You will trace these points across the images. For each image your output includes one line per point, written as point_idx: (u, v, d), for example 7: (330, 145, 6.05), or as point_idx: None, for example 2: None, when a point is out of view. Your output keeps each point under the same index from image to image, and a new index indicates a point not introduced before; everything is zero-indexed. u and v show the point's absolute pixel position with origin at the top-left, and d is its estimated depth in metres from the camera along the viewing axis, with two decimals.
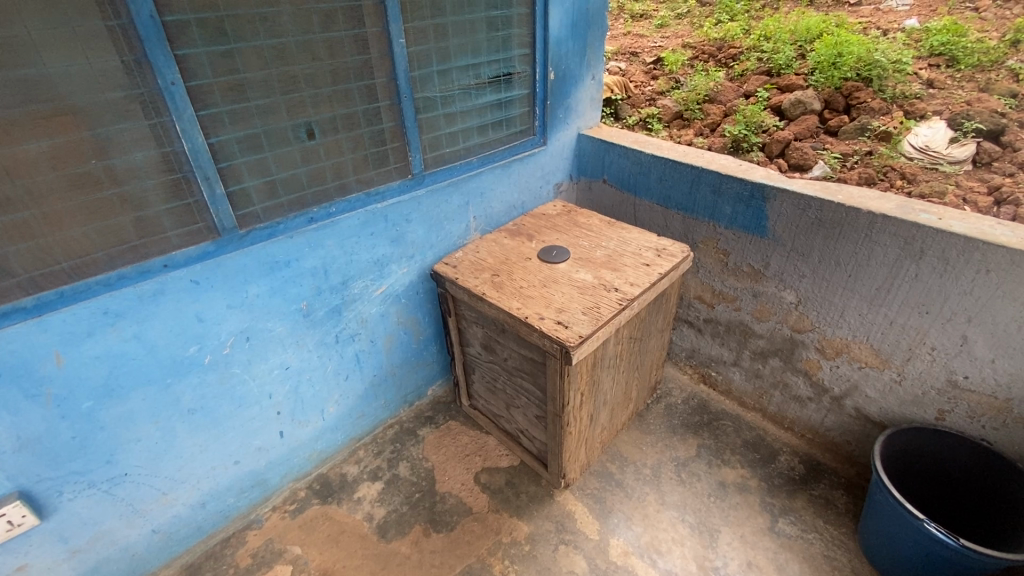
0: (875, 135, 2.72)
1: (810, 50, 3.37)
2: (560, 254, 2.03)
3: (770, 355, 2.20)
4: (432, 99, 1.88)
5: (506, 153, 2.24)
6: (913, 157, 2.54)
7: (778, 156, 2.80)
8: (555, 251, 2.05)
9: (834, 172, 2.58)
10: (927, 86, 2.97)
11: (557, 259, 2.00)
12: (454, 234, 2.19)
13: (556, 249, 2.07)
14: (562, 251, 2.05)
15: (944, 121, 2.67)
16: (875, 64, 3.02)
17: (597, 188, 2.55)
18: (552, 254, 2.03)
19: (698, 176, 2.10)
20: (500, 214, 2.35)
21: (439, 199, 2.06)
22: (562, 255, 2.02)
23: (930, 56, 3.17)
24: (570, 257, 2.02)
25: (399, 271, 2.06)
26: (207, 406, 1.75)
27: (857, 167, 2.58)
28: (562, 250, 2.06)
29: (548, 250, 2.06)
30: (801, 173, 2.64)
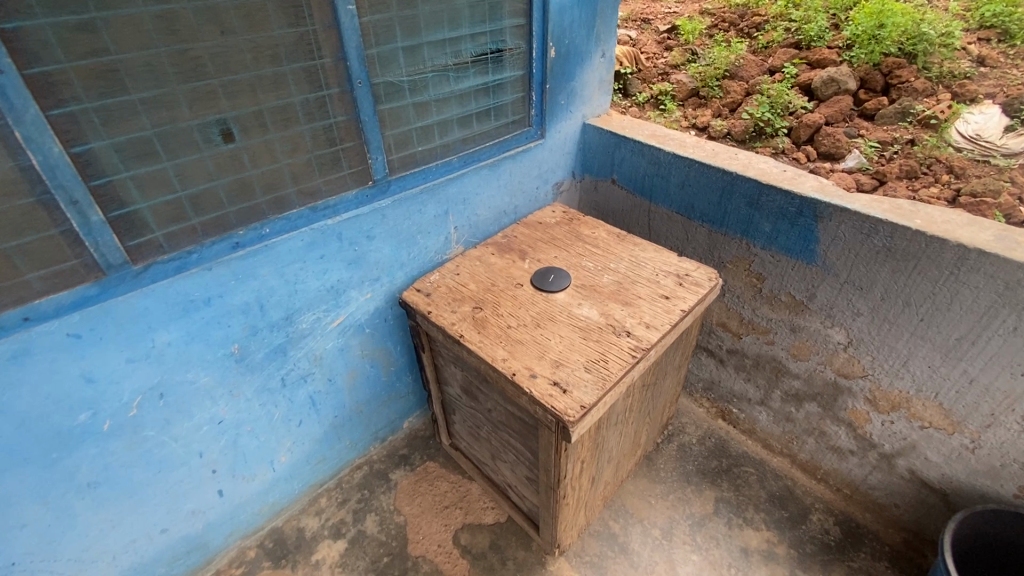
0: (920, 120, 2.29)
1: (845, 19, 2.84)
2: (559, 278, 1.65)
3: (806, 400, 1.85)
4: (396, 86, 1.46)
5: (495, 150, 1.83)
6: (962, 147, 2.12)
7: (805, 143, 2.39)
8: (552, 274, 1.67)
9: (871, 164, 2.18)
10: (979, 64, 2.50)
11: (554, 285, 1.62)
12: (430, 250, 1.80)
13: (554, 272, 1.68)
14: (562, 276, 1.66)
15: (999, 106, 2.25)
16: (920, 38, 2.52)
17: (605, 190, 2.14)
18: (549, 279, 1.65)
19: (731, 183, 1.69)
20: (487, 222, 1.95)
21: (410, 210, 1.67)
22: (562, 281, 1.64)
23: (980, 29, 2.69)
24: (571, 283, 1.64)
25: (362, 298, 1.69)
26: (115, 476, 1.40)
27: (897, 157, 2.18)
28: (561, 273, 1.67)
29: (546, 272, 1.68)
30: (831, 165, 2.25)
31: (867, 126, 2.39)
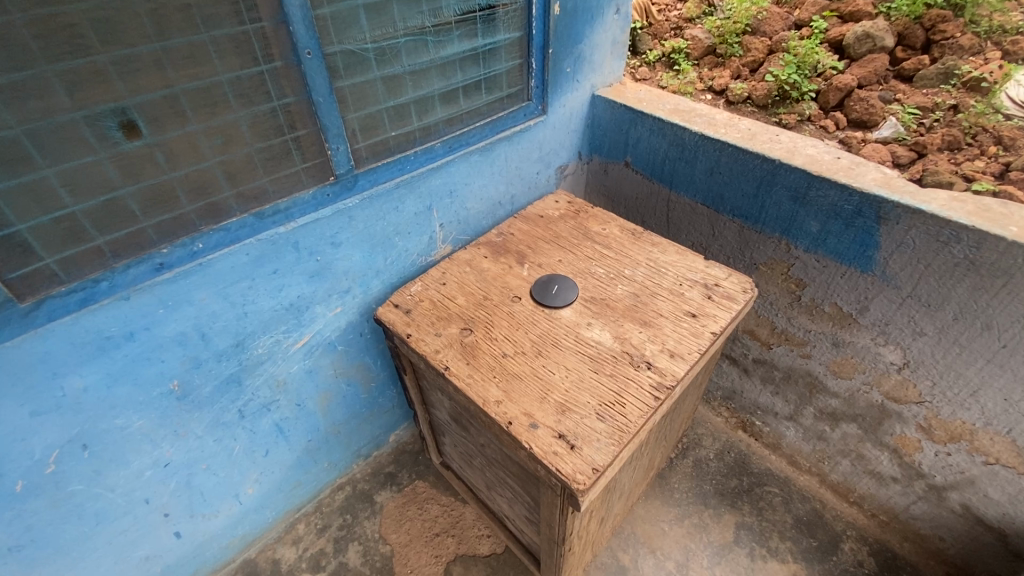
0: (964, 83, 1.77)
1: None
2: (565, 291, 1.38)
3: (844, 420, 1.63)
4: (358, 55, 1.15)
5: (488, 131, 1.52)
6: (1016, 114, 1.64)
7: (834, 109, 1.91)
8: (556, 285, 1.40)
9: (909, 134, 1.71)
10: None
11: (558, 301, 1.35)
12: (410, 252, 1.52)
13: (559, 282, 1.41)
14: (568, 288, 1.40)
15: None
16: None
17: (617, 174, 1.83)
18: (552, 291, 1.38)
19: (774, 173, 1.40)
20: (479, 215, 1.66)
21: (384, 208, 1.38)
22: (568, 294, 1.38)
23: None
24: (578, 297, 1.38)
25: (330, 312, 1.43)
26: (41, 537, 1.19)
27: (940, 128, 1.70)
28: (567, 284, 1.41)
29: (549, 282, 1.41)
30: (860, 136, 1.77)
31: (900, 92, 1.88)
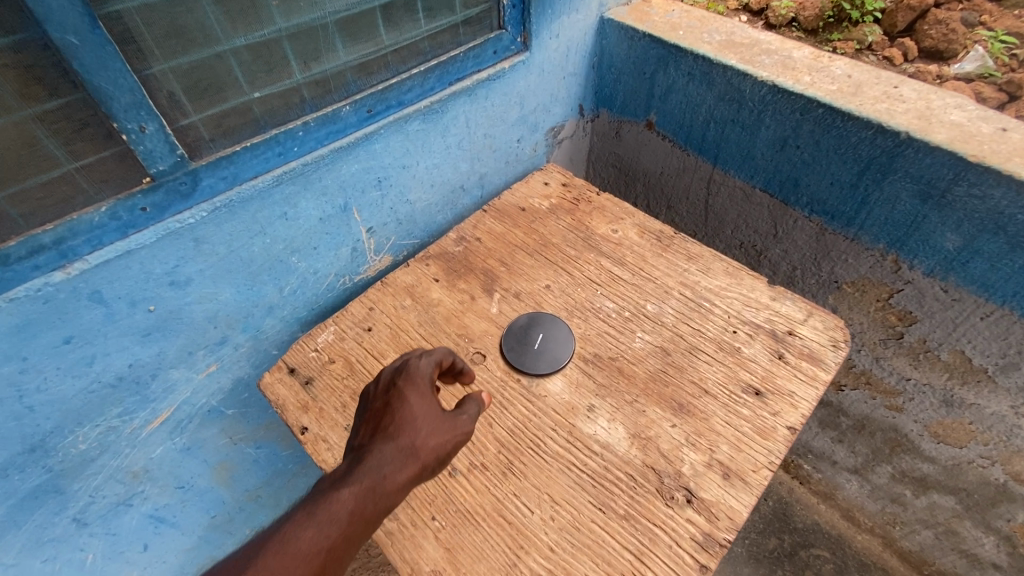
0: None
1: None
2: (555, 348, 0.88)
3: (936, 490, 1.19)
4: None
5: (435, 84, 0.95)
6: None
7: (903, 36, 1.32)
8: (541, 336, 0.90)
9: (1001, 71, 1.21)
10: None
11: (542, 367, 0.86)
12: (323, 275, 1.01)
13: (546, 329, 0.91)
14: (560, 341, 0.89)
15: None
16: None
17: (634, 139, 1.27)
18: (533, 348, 0.88)
19: (896, 155, 0.86)
20: (432, 207, 1.12)
21: (261, 218, 0.85)
22: (558, 353, 0.88)
23: None
24: (572, 356, 0.88)
25: (197, 374, 0.94)
26: None
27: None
28: (559, 333, 0.90)
29: (531, 330, 0.91)
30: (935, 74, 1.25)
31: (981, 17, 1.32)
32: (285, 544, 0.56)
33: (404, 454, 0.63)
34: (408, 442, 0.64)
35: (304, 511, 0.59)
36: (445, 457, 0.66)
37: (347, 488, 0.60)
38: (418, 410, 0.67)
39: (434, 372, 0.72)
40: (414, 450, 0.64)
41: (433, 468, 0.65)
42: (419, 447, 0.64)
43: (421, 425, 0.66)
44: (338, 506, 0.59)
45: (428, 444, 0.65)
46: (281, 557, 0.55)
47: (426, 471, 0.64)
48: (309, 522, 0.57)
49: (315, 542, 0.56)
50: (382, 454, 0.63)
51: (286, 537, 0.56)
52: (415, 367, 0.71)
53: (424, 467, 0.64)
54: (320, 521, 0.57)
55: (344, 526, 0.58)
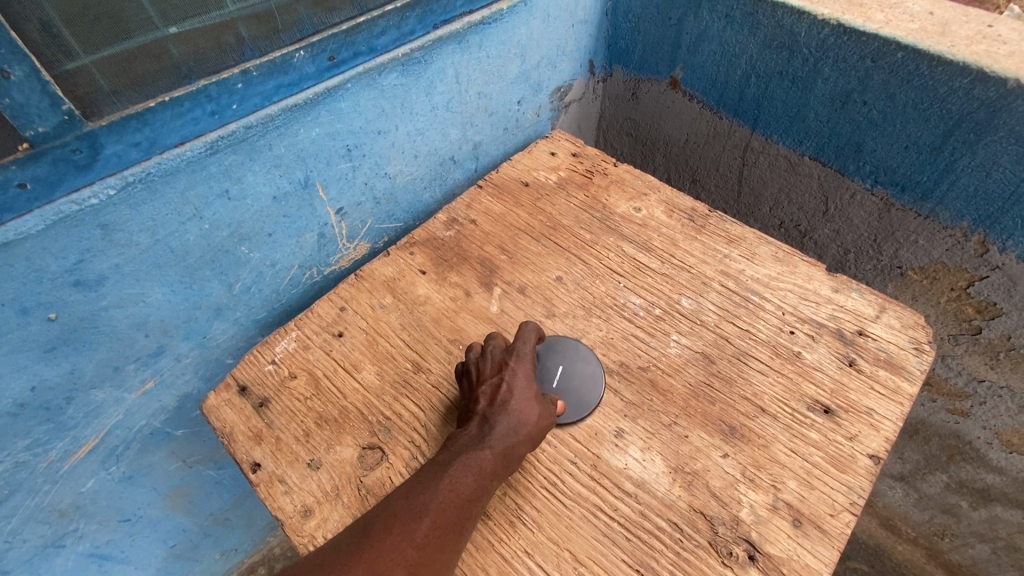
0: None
1: None
2: (581, 388, 0.68)
3: (1000, 503, 1.04)
4: None
5: (415, 26, 0.76)
6: None
7: None
8: (562, 369, 0.69)
9: None
10: None
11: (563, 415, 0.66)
12: (287, 268, 0.83)
13: (569, 360, 0.71)
14: (590, 381, 0.69)
15: None
16: None
17: (654, 101, 1.08)
18: (552, 386, 0.68)
19: (999, 109, 0.68)
20: (417, 182, 0.93)
21: (195, 197, 0.66)
22: (584, 396, 0.68)
23: None
24: (599, 397, 0.68)
25: (129, 394, 0.76)
26: None
27: None
28: (589, 367, 0.70)
29: (548, 362, 0.70)
30: None
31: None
32: (441, 499, 0.54)
33: (526, 424, 0.61)
34: (528, 414, 0.61)
35: (446, 470, 0.56)
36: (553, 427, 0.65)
37: (483, 449, 0.58)
38: (533, 383, 0.64)
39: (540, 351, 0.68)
40: (533, 423, 0.61)
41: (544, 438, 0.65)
42: (541, 419, 0.62)
43: (538, 397, 0.63)
44: (483, 462, 0.57)
45: (535, 424, 0.61)
46: (442, 511, 0.54)
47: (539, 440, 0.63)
48: (458, 479, 0.56)
49: (464, 501, 0.55)
50: (510, 417, 0.61)
51: (439, 490, 0.55)
52: (524, 346, 0.67)
53: (538, 440, 0.62)
54: (467, 475, 0.56)
55: (485, 484, 0.57)
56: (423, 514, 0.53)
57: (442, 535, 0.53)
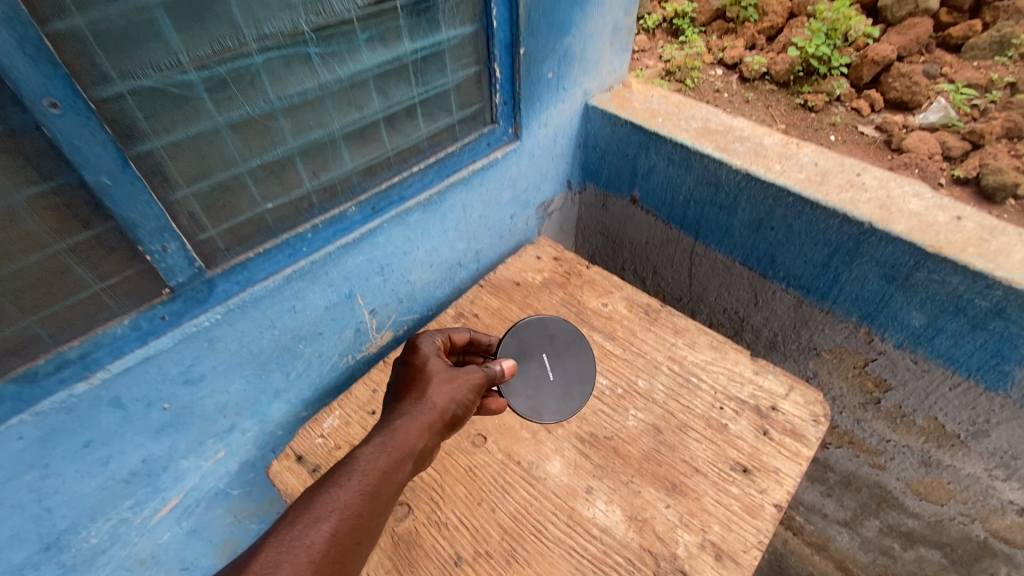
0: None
1: None
2: (579, 364, 1.00)
3: (922, 544, 1.23)
4: (171, 95, 0.65)
5: (433, 178, 1.01)
6: None
7: (868, 88, 1.42)
8: (547, 359, 0.99)
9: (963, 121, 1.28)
10: None
11: (584, 390, 0.97)
12: (329, 357, 1.06)
13: (546, 347, 1.01)
14: (577, 350, 1.02)
15: None
16: None
17: (619, 211, 1.34)
18: (549, 377, 0.98)
19: (862, 241, 0.94)
20: (431, 284, 1.17)
21: (271, 313, 0.90)
22: (587, 368, 1.00)
23: None
24: (591, 366, 1.00)
25: (206, 461, 0.96)
26: None
27: (1001, 110, 1.28)
28: (568, 339, 1.02)
29: (534, 361, 0.99)
30: (908, 125, 1.32)
31: (943, 68, 1.38)
32: (336, 490, 0.62)
33: (418, 411, 0.75)
34: (422, 399, 0.76)
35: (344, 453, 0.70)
36: (460, 409, 0.80)
37: (377, 445, 0.69)
38: (434, 373, 0.80)
39: (438, 350, 0.87)
40: (426, 397, 0.77)
41: (457, 421, 0.79)
42: (434, 396, 0.77)
43: (435, 376, 0.80)
44: (378, 456, 0.68)
45: (427, 398, 0.76)
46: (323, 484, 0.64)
47: (451, 422, 0.78)
48: (349, 476, 0.64)
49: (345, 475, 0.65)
50: (407, 413, 0.74)
51: (301, 515, 0.59)
52: (425, 342, 0.86)
53: (433, 413, 0.75)
54: (364, 469, 0.66)
55: (376, 482, 0.65)
56: (313, 508, 0.60)
57: (336, 511, 0.60)
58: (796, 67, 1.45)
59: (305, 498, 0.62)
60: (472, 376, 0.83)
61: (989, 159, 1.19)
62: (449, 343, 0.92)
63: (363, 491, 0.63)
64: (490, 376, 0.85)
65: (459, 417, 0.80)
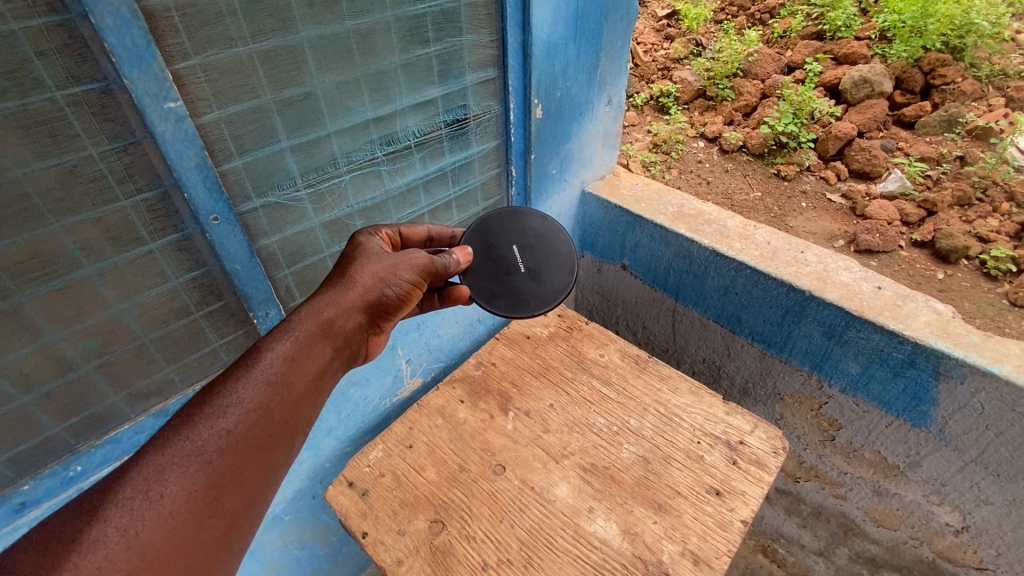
0: (969, 132, 1.59)
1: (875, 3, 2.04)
2: (554, 251, 1.07)
3: (885, 568, 1.40)
4: (287, 207, 0.89)
5: None
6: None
7: (835, 160, 1.67)
8: (516, 249, 1.06)
9: (919, 190, 1.50)
10: None
11: (562, 277, 1.05)
12: (371, 397, 1.28)
13: (518, 240, 1.07)
14: (550, 245, 1.08)
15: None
16: (968, 27, 1.79)
17: (612, 275, 1.59)
18: (521, 270, 1.04)
19: (805, 306, 1.17)
20: (454, 336, 1.42)
21: None
22: (562, 253, 1.07)
23: None
24: (564, 253, 1.07)
25: None
26: None
27: (951, 181, 1.50)
28: (540, 232, 1.08)
29: (504, 250, 1.05)
30: (869, 192, 1.55)
31: (899, 143, 1.64)
32: (238, 388, 0.60)
33: (339, 304, 0.73)
34: (343, 292, 0.75)
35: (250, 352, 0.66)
36: (394, 295, 0.79)
37: (284, 336, 0.67)
38: (364, 264, 0.78)
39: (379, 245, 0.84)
40: (350, 290, 0.75)
41: (386, 308, 0.78)
42: (361, 287, 0.76)
43: (364, 268, 0.78)
44: (286, 348, 0.65)
45: (351, 287, 0.75)
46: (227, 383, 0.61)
47: (379, 306, 0.78)
48: (253, 371, 0.62)
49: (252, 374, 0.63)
50: (327, 300, 0.73)
51: (203, 411, 0.57)
52: (366, 236, 0.84)
53: (358, 306, 0.75)
54: (269, 367, 0.63)
55: (286, 374, 0.64)
56: (212, 403, 0.58)
57: (235, 407, 0.58)
58: (770, 142, 1.72)
59: (203, 392, 0.59)
60: (410, 259, 0.80)
61: (942, 225, 1.40)
62: (400, 237, 0.91)
63: (268, 387, 0.62)
64: (434, 264, 0.83)
65: (390, 302, 0.79)
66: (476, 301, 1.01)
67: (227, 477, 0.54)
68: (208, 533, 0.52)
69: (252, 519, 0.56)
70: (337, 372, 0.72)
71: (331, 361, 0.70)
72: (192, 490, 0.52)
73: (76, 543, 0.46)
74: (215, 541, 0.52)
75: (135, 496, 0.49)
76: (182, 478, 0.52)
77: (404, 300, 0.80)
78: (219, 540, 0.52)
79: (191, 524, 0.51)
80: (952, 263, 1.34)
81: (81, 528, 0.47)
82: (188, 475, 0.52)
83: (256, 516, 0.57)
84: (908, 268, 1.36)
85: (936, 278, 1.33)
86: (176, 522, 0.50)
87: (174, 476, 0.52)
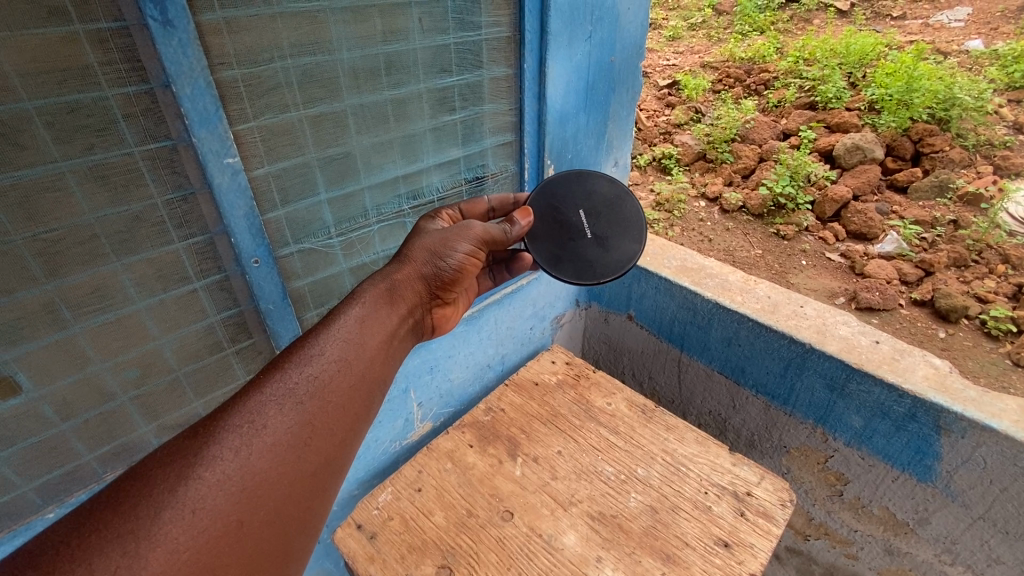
0: (960, 198, 1.68)
1: (862, 79, 2.20)
2: (620, 217, 1.07)
3: None
4: (320, 252, 0.97)
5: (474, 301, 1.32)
6: (1016, 231, 1.55)
7: (832, 221, 1.75)
8: (582, 214, 1.06)
9: (914, 250, 1.57)
10: (1017, 131, 1.92)
11: (630, 245, 1.04)
12: (381, 439, 1.31)
13: (584, 204, 1.07)
14: (616, 209, 1.08)
15: None
16: (951, 101, 1.93)
17: (619, 325, 1.64)
18: (587, 235, 1.05)
19: (806, 359, 1.21)
20: (464, 382, 1.45)
21: None
22: (630, 220, 1.07)
23: (1007, 90, 2.14)
24: (632, 216, 1.07)
25: None
26: None
27: (946, 243, 1.57)
28: (608, 197, 1.08)
29: (570, 216, 1.06)
30: (867, 250, 1.62)
31: (893, 207, 1.73)
32: (320, 342, 0.64)
33: (401, 279, 0.79)
34: (404, 268, 0.81)
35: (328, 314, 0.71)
36: (447, 272, 0.84)
37: (356, 303, 0.72)
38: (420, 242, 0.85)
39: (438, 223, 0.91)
40: (410, 264, 0.81)
41: (441, 280, 0.83)
42: (419, 263, 0.82)
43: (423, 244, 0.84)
44: (357, 312, 0.70)
45: (411, 265, 0.81)
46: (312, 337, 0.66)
47: (435, 278, 0.83)
48: (334, 328, 0.67)
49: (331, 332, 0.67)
50: (393, 274, 0.79)
51: (293, 359, 0.61)
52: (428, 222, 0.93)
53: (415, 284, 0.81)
54: (344, 327, 0.67)
55: (361, 333, 0.68)
56: (300, 352, 0.62)
57: (320, 358, 0.62)
58: (768, 203, 1.80)
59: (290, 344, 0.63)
60: (467, 231, 0.86)
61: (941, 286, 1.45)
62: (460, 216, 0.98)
63: (346, 343, 0.66)
64: (492, 233, 0.88)
65: (446, 274, 0.84)
66: (540, 266, 1.03)
67: (318, 418, 0.58)
68: (306, 466, 0.55)
69: (340, 459, 0.59)
70: (402, 340, 0.77)
71: (396, 327, 0.75)
72: (291, 425, 0.56)
73: (196, 457, 0.50)
74: (310, 474, 0.55)
75: (242, 425, 0.53)
76: (281, 414, 0.56)
77: (459, 272, 0.85)
78: (314, 475, 0.56)
79: (291, 455, 0.54)
80: (953, 322, 1.38)
81: (201, 446, 0.51)
82: (285, 412, 0.56)
83: (345, 457, 0.60)
84: (909, 326, 1.40)
85: (937, 336, 1.36)
86: (279, 450, 0.54)
87: (274, 410, 0.55)
